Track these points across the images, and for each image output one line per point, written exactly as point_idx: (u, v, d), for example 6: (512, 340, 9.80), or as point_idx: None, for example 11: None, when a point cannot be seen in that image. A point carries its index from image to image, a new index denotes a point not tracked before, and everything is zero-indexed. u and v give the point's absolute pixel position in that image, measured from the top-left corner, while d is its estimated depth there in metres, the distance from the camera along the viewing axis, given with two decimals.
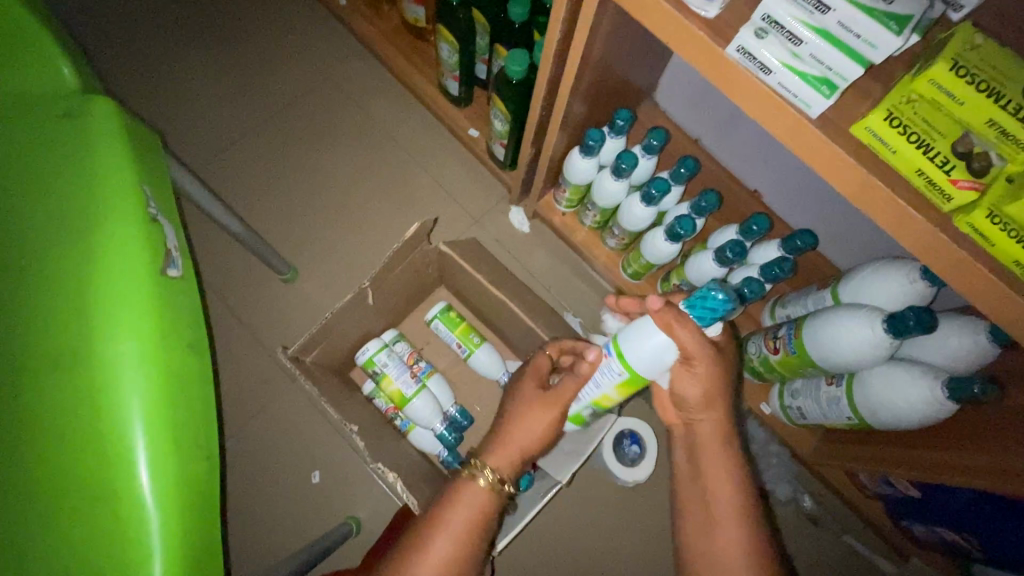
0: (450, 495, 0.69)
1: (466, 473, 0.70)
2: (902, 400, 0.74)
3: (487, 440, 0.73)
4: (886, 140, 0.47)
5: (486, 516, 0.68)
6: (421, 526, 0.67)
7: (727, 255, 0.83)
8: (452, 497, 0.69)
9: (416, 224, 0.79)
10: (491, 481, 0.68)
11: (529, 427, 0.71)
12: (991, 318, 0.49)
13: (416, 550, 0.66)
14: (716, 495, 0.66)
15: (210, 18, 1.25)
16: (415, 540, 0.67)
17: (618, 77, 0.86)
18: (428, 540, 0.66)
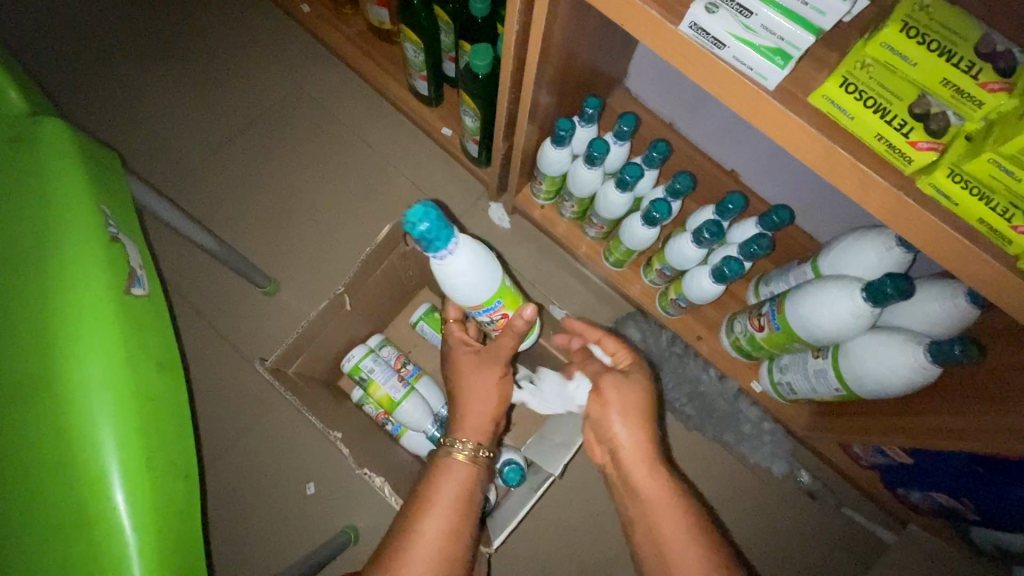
0: (434, 476, 0.68)
1: (442, 452, 0.70)
2: (887, 369, 0.74)
3: (452, 416, 0.73)
4: (844, 107, 0.46)
5: (475, 486, 0.69)
6: (407, 513, 0.65)
7: (705, 236, 0.83)
8: (430, 477, 0.68)
9: (388, 226, 0.78)
10: (469, 453, 0.69)
11: (478, 387, 0.72)
12: (962, 276, 0.49)
13: (405, 536, 0.63)
14: (661, 523, 0.64)
15: (175, 33, 1.24)
16: (403, 525, 0.64)
17: (583, 65, 0.86)
18: (420, 521, 0.64)
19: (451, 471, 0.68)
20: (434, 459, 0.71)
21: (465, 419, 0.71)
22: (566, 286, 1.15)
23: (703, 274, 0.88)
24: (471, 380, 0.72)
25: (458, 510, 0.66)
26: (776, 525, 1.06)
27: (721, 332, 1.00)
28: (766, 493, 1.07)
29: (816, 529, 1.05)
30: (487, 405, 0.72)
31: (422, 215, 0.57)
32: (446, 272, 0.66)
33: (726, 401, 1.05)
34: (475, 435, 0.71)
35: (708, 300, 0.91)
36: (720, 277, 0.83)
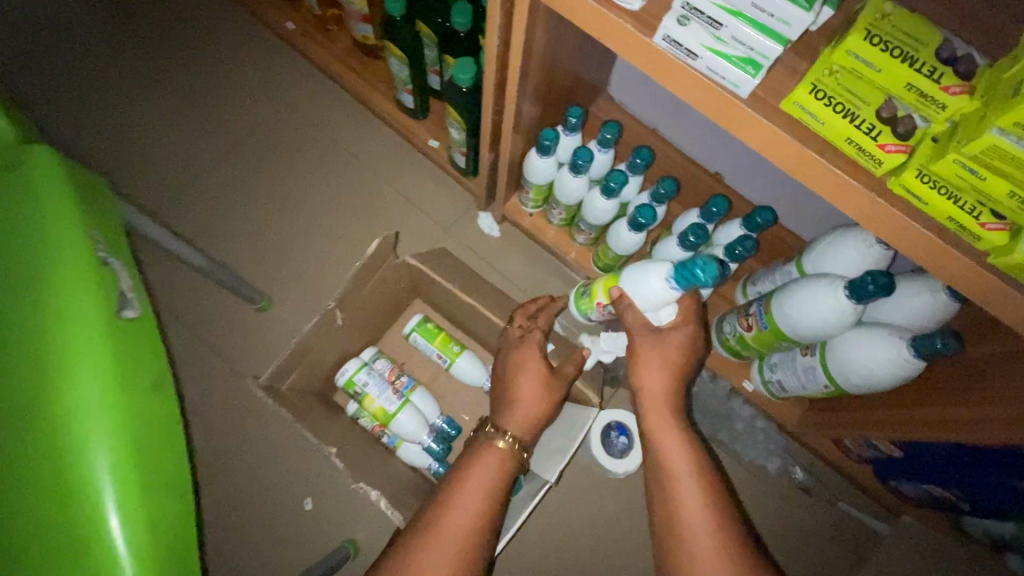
0: (469, 461, 0.72)
1: (484, 438, 0.74)
2: (872, 364, 0.75)
3: (497, 410, 0.77)
4: (814, 112, 0.48)
5: (508, 473, 0.72)
6: (444, 490, 0.69)
7: (690, 239, 0.84)
8: (470, 458, 0.72)
9: (376, 241, 0.79)
10: (510, 444, 0.73)
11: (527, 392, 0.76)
12: (937, 273, 0.50)
13: (440, 508, 0.67)
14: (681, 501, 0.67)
15: (162, 55, 1.24)
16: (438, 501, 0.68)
17: (565, 75, 0.87)
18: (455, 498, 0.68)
19: (486, 455, 0.72)
20: (473, 446, 0.74)
21: (509, 413, 0.76)
22: (558, 293, 1.15)
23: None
24: (517, 379, 0.78)
25: (490, 492, 0.69)
26: (774, 523, 1.06)
27: (711, 332, 1.01)
28: (762, 491, 1.08)
29: (813, 527, 1.06)
30: (531, 411, 0.76)
31: (712, 271, 0.66)
32: (641, 286, 0.72)
33: (719, 400, 1.06)
34: (516, 428, 0.75)
35: (697, 301, 0.92)
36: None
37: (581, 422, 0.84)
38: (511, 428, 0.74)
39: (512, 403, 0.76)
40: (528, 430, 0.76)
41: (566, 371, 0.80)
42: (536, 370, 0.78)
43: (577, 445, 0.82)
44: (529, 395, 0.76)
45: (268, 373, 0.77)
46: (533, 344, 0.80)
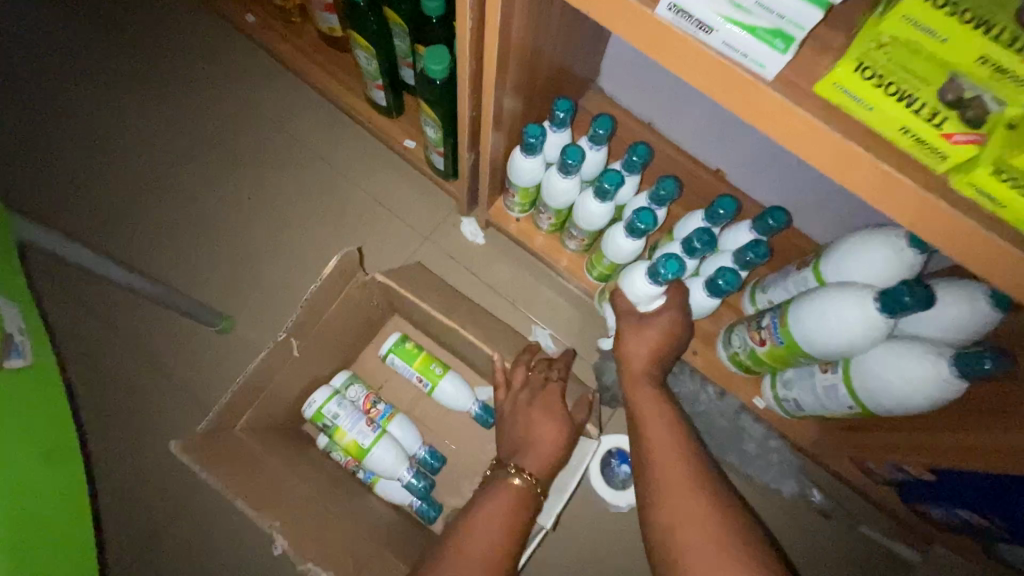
0: (487, 495, 0.63)
1: (502, 472, 0.66)
2: (905, 384, 0.66)
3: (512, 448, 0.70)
4: (860, 96, 0.38)
5: (529, 512, 0.63)
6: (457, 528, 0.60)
7: (696, 246, 0.74)
8: (485, 494, 0.64)
9: (337, 258, 0.70)
10: (526, 480, 0.64)
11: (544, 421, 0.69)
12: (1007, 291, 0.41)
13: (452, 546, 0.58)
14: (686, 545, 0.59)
15: (111, 53, 1.13)
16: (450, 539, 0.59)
17: (550, 65, 0.78)
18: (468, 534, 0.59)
19: (504, 490, 0.64)
20: (489, 483, 0.66)
21: (527, 450, 0.68)
22: (550, 304, 1.06)
23: (696, 286, 0.80)
24: (535, 418, 0.70)
25: (510, 530, 0.60)
26: (791, 549, 0.98)
27: (718, 345, 0.92)
28: (777, 514, 0.99)
29: (832, 552, 0.98)
30: (549, 442, 0.68)
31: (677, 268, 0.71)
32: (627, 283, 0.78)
33: (727, 419, 0.98)
34: (536, 466, 0.66)
35: (702, 313, 0.83)
36: (714, 290, 0.75)
37: (578, 456, 0.75)
38: (530, 466, 0.66)
39: (530, 443, 0.68)
40: (548, 469, 0.67)
41: (581, 417, 0.72)
42: (556, 411, 0.70)
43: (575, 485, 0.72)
44: (548, 425, 0.69)
45: (209, 418, 0.66)
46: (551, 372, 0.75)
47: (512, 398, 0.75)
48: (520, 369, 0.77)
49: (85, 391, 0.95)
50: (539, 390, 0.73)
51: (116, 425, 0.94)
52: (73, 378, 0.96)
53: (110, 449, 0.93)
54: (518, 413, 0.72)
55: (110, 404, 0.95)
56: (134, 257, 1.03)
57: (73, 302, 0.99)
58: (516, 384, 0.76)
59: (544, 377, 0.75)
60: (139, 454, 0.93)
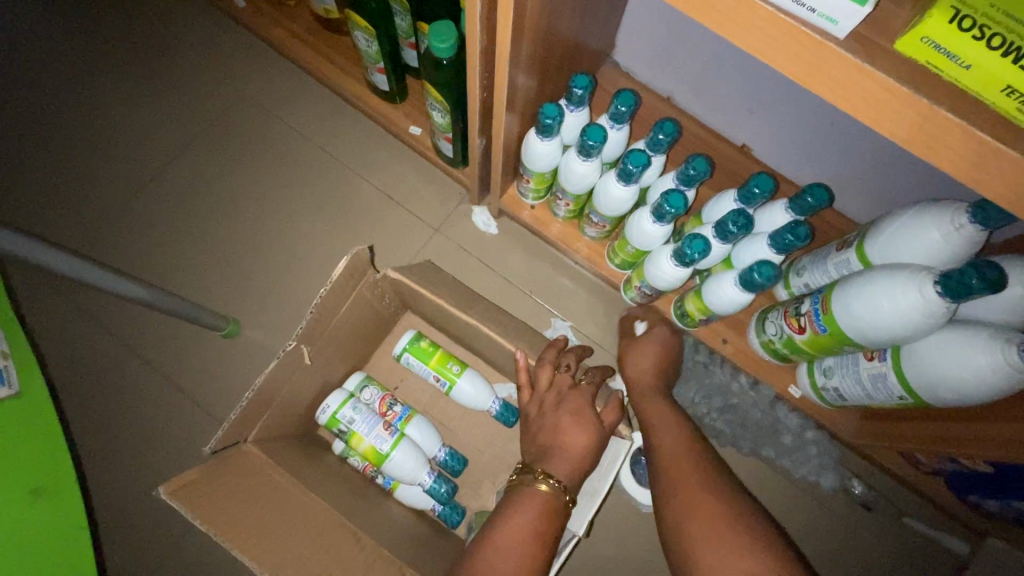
0: (512, 504, 0.59)
1: (526, 478, 0.61)
2: (967, 374, 0.60)
3: (537, 451, 0.65)
4: (956, 52, 0.32)
5: (558, 522, 0.58)
6: (476, 544, 0.56)
7: (730, 229, 0.69)
8: (507, 505, 0.59)
9: (345, 259, 0.65)
10: (554, 487, 0.60)
11: (571, 428, 0.65)
12: None
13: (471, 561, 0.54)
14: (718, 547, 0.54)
15: (98, 49, 1.08)
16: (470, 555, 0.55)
17: (565, 38, 0.72)
18: (489, 547, 0.55)
19: (530, 498, 0.59)
20: (513, 490, 0.61)
21: (556, 455, 0.63)
22: (569, 294, 1.01)
23: (727, 281, 0.74)
24: (563, 422, 0.65)
25: (539, 540, 0.56)
26: (830, 541, 0.94)
27: (751, 332, 0.86)
28: (814, 506, 0.95)
29: (873, 545, 0.94)
30: (580, 446, 0.64)
31: (702, 250, 0.69)
32: (655, 269, 0.78)
33: (761, 411, 0.93)
34: (565, 471, 0.61)
35: (736, 310, 0.77)
36: (750, 286, 0.69)
37: (609, 457, 0.70)
38: (559, 471, 0.61)
39: (559, 447, 0.63)
40: (577, 477, 0.62)
41: (610, 421, 0.68)
42: (585, 415, 0.66)
43: (606, 489, 0.68)
44: (575, 430, 0.65)
45: (214, 440, 0.62)
46: (569, 373, 0.71)
47: (538, 399, 0.70)
48: (547, 366, 0.72)
49: (91, 402, 0.92)
50: (567, 393, 0.69)
51: (125, 437, 0.91)
52: (78, 390, 0.93)
53: (120, 462, 0.90)
54: (545, 415, 0.68)
55: (118, 415, 0.92)
56: (133, 261, 0.99)
57: (74, 311, 0.95)
58: (541, 386, 0.71)
59: (573, 379, 0.71)
60: (150, 465, 0.90)
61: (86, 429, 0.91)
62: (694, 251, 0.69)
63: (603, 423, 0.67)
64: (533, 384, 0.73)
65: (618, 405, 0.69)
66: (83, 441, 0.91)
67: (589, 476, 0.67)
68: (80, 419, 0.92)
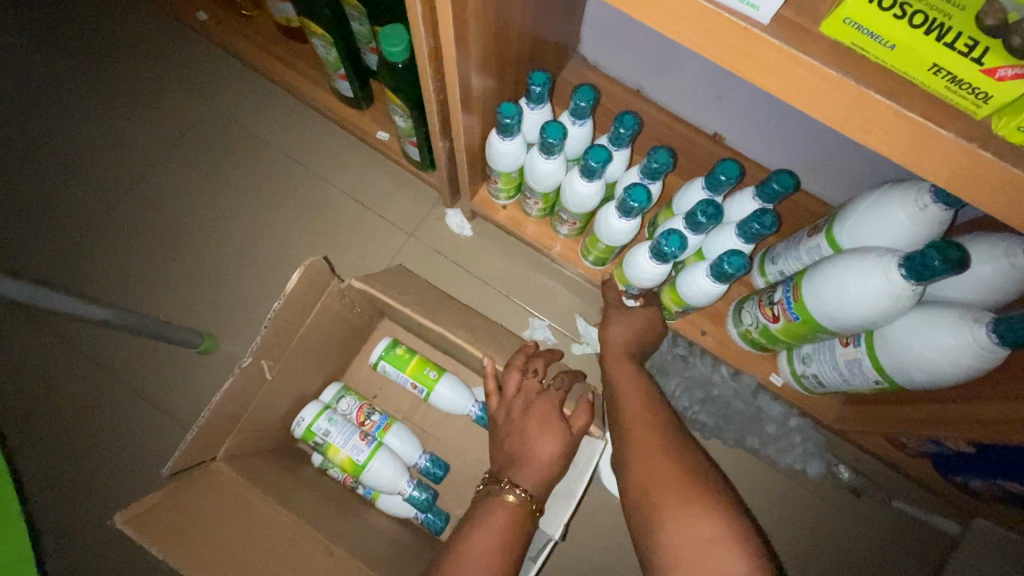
0: (479, 515, 0.59)
1: (492, 488, 0.61)
2: (939, 355, 0.59)
3: (508, 457, 0.64)
4: (879, 32, 0.31)
5: (524, 530, 0.58)
6: (444, 555, 0.55)
7: (700, 220, 0.67)
8: (474, 515, 0.59)
9: (300, 271, 0.64)
10: (520, 496, 0.59)
11: (536, 434, 0.64)
12: None
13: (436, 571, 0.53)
14: None
15: (64, 70, 1.07)
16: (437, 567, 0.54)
17: (518, 36, 0.71)
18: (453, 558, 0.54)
19: (496, 509, 0.59)
20: (481, 500, 0.61)
21: (526, 460, 0.62)
22: (546, 292, 1.00)
23: (700, 272, 0.72)
24: (533, 424, 0.65)
25: (504, 553, 0.55)
26: (820, 528, 0.93)
27: (728, 322, 0.86)
28: (803, 494, 0.94)
29: (864, 529, 0.93)
30: (551, 448, 0.63)
31: (679, 245, 0.68)
32: (634, 267, 0.76)
33: (743, 401, 0.92)
34: (534, 477, 0.61)
35: (713, 301, 0.76)
36: (723, 277, 0.68)
37: (585, 457, 0.70)
38: (525, 480, 0.61)
39: (527, 455, 0.63)
40: (544, 483, 0.62)
41: (580, 424, 0.67)
42: (555, 417, 0.65)
43: (584, 490, 0.67)
44: (542, 437, 0.64)
45: (172, 461, 0.61)
46: (536, 379, 0.71)
47: (508, 404, 0.69)
48: (514, 374, 0.71)
49: (68, 425, 0.92)
50: (535, 398, 0.68)
51: (105, 459, 0.91)
52: (56, 414, 0.92)
53: (101, 485, 0.90)
54: (514, 419, 0.67)
55: (96, 438, 0.91)
56: (106, 282, 0.98)
57: (48, 335, 0.95)
58: (510, 391, 0.70)
59: (541, 384, 0.70)
60: (133, 487, 0.90)
61: (65, 454, 0.91)
62: (668, 245, 0.68)
63: (572, 429, 0.66)
64: (503, 389, 0.71)
65: (588, 406, 0.68)
66: (64, 466, 0.90)
67: (564, 478, 0.67)
68: (59, 443, 0.91)
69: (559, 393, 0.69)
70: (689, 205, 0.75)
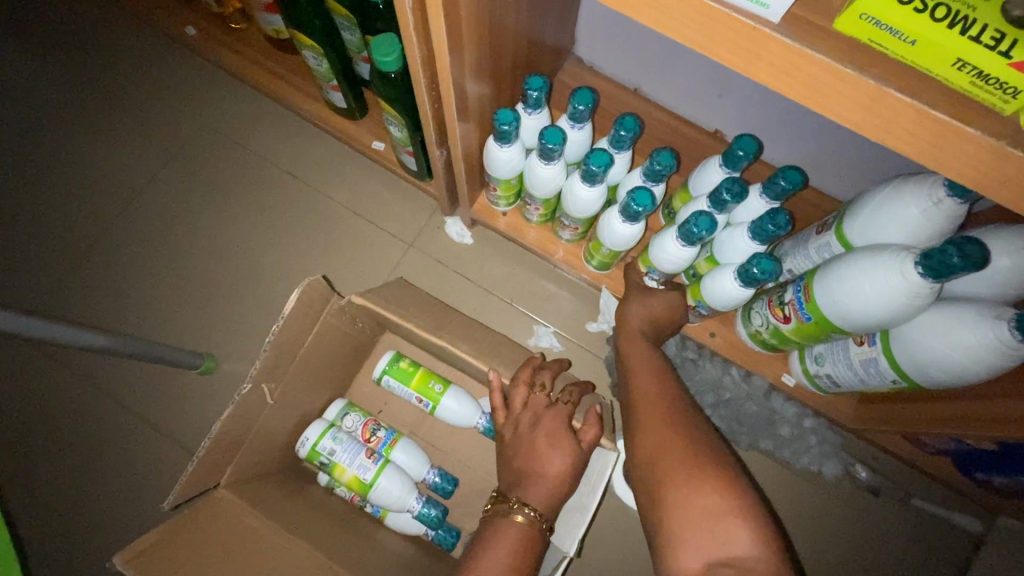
0: (489, 536, 0.57)
1: (500, 507, 0.59)
2: (960, 354, 0.58)
3: (516, 474, 0.62)
4: (896, 26, 0.29)
5: (536, 551, 0.57)
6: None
7: (725, 199, 0.66)
8: (484, 537, 0.57)
9: (297, 291, 0.63)
10: (529, 516, 0.58)
11: (543, 450, 0.63)
12: None
13: None
14: None
15: (55, 92, 1.06)
16: None
17: (514, 41, 0.69)
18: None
19: (506, 530, 0.57)
20: (490, 520, 0.60)
21: (537, 476, 0.61)
22: (551, 298, 0.98)
23: (724, 275, 0.70)
24: (547, 435, 0.64)
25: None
26: (838, 530, 0.91)
27: (737, 323, 0.83)
28: (819, 496, 0.92)
29: (883, 530, 0.91)
30: (561, 467, 0.62)
31: (709, 227, 0.66)
32: (659, 251, 0.73)
33: (755, 402, 0.90)
34: (544, 494, 0.60)
35: (736, 305, 0.74)
36: (748, 277, 0.66)
37: (597, 469, 0.69)
38: (533, 499, 0.59)
39: (538, 469, 0.62)
40: (552, 503, 0.60)
41: (589, 438, 0.65)
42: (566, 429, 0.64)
43: (598, 504, 0.66)
44: (551, 455, 0.63)
45: (174, 493, 0.60)
46: (543, 394, 0.69)
47: (513, 421, 0.68)
48: (520, 389, 0.70)
49: (68, 452, 0.91)
50: (543, 414, 0.67)
51: (107, 484, 0.90)
52: (56, 440, 0.91)
53: (105, 510, 0.89)
54: (521, 436, 0.66)
55: (98, 463, 0.90)
56: (102, 306, 0.97)
57: (47, 359, 0.94)
58: (516, 407, 0.69)
59: (548, 398, 0.69)
60: (137, 513, 0.89)
61: (68, 481, 0.90)
62: (699, 226, 0.66)
63: (582, 443, 0.64)
64: (508, 405, 0.70)
65: (598, 419, 0.66)
66: (65, 492, 0.89)
67: (577, 491, 0.66)
68: (60, 470, 0.90)
69: (567, 408, 0.67)
70: (707, 185, 0.73)
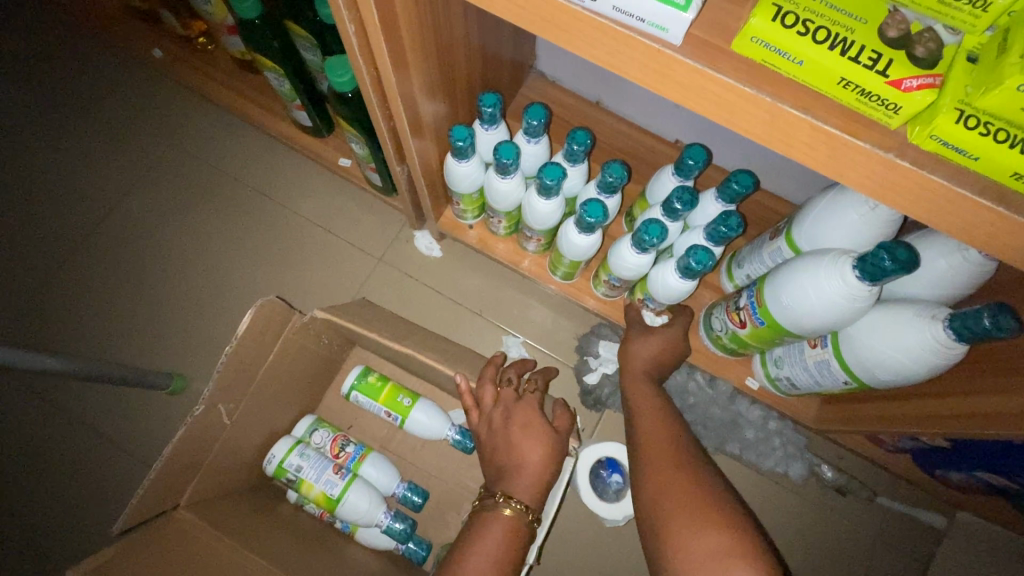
0: (475, 531, 0.58)
1: (487, 501, 0.60)
2: (902, 354, 0.59)
3: (495, 472, 0.64)
4: (783, 47, 0.31)
5: (523, 544, 0.58)
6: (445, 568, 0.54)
7: (676, 207, 0.68)
8: (473, 530, 0.58)
9: (247, 316, 0.63)
10: (516, 507, 0.58)
11: (523, 441, 0.64)
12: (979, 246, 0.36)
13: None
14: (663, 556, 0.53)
15: (24, 116, 1.06)
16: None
17: (468, 60, 0.71)
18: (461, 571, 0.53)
19: (493, 523, 0.58)
20: (475, 515, 0.60)
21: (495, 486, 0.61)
22: (520, 308, 0.99)
23: (669, 270, 0.71)
24: (506, 444, 0.64)
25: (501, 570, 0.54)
26: (807, 530, 0.92)
27: (700, 329, 0.85)
28: (787, 497, 0.93)
29: (850, 529, 0.92)
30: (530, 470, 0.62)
31: (659, 235, 0.67)
32: (617, 258, 0.74)
33: (722, 407, 0.92)
34: None
35: (681, 297, 0.75)
36: (688, 271, 0.67)
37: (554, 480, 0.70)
38: (521, 493, 0.60)
39: (498, 477, 0.62)
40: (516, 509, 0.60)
41: (563, 425, 0.68)
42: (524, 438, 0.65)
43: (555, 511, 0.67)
44: (529, 448, 0.63)
45: (122, 518, 0.60)
46: (510, 390, 0.70)
47: (486, 419, 0.68)
48: (489, 386, 0.70)
49: (34, 477, 0.90)
50: (514, 407, 0.68)
51: (73, 508, 0.89)
52: (22, 464, 0.90)
53: (73, 534, 0.88)
54: (493, 437, 0.66)
55: (66, 486, 0.90)
56: (69, 328, 0.96)
57: (13, 383, 0.93)
58: (487, 404, 0.69)
59: (517, 392, 0.70)
60: (105, 536, 0.88)
61: (33, 506, 0.89)
62: (650, 234, 0.67)
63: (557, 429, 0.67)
64: (479, 405, 0.70)
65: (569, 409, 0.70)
66: (31, 517, 0.89)
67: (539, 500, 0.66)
68: (25, 495, 0.89)
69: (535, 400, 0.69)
70: (662, 193, 0.75)
